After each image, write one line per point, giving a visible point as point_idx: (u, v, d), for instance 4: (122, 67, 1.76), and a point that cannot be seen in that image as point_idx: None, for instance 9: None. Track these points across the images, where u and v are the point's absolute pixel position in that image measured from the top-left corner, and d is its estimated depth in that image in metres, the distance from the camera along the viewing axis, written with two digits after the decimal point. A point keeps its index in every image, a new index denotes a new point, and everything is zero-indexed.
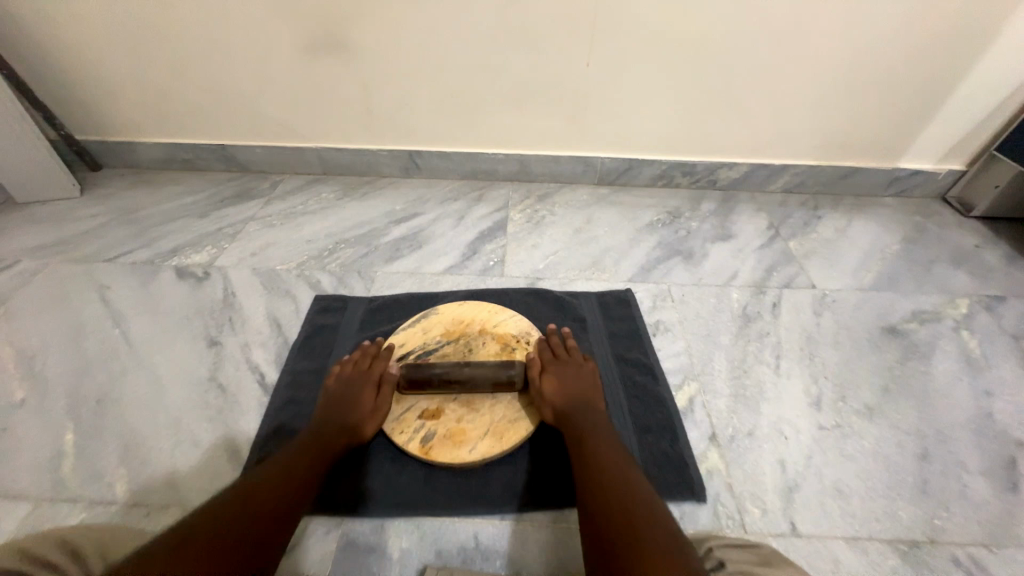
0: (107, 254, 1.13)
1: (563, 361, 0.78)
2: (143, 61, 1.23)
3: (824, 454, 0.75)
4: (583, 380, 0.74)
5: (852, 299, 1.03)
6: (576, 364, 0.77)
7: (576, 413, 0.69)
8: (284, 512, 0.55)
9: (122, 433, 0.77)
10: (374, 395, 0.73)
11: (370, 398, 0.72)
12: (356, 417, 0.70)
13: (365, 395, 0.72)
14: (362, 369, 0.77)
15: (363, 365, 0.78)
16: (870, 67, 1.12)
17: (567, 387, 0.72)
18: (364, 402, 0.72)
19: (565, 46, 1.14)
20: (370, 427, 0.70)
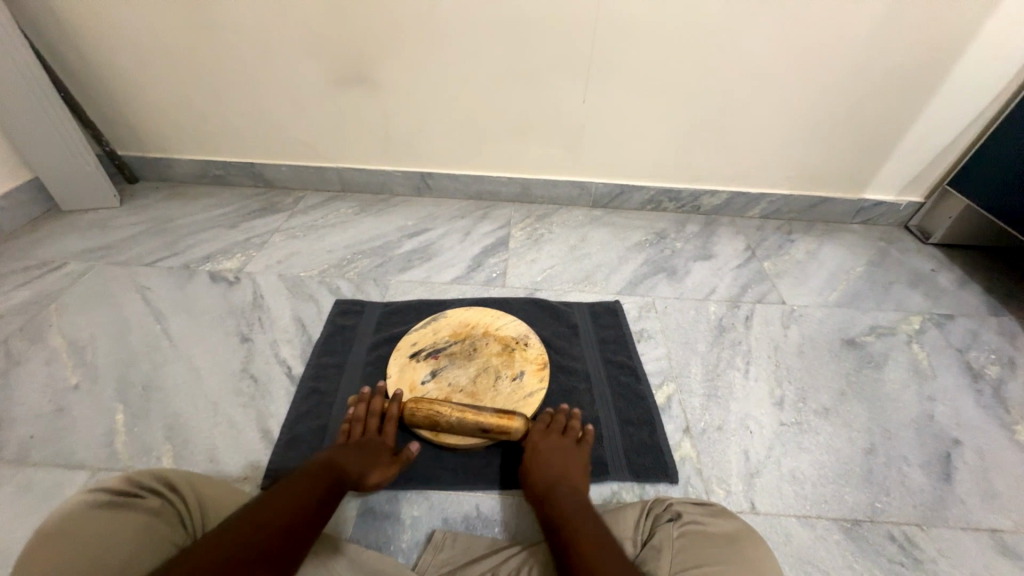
0: (146, 259, 1.25)
1: (552, 441, 0.76)
2: (187, 86, 1.38)
3: (783, 446, 0.85)
4: (566, 462, 0.73)
5: (816, 314, 1.15)
6: (565, 446, 0.75)
7: (555, 493, 0.67)
8: (311, 517, 0.57)
9: (167, 414, 0.87)
10: (388, 458, 0.74)
11: (385, 458, 0.74)
12: (365, 464, 0.70)
13: (381, 455, 0.73)
14: (372, 434, 0.77)
15: (372, 428, 0.78)
16: (833, 109, 1.28)
17: (550, 468, 0.71)
18: (380, 460, 0.73)
19: (564, 86, 1.29)
20: (379, 477, 0.72)
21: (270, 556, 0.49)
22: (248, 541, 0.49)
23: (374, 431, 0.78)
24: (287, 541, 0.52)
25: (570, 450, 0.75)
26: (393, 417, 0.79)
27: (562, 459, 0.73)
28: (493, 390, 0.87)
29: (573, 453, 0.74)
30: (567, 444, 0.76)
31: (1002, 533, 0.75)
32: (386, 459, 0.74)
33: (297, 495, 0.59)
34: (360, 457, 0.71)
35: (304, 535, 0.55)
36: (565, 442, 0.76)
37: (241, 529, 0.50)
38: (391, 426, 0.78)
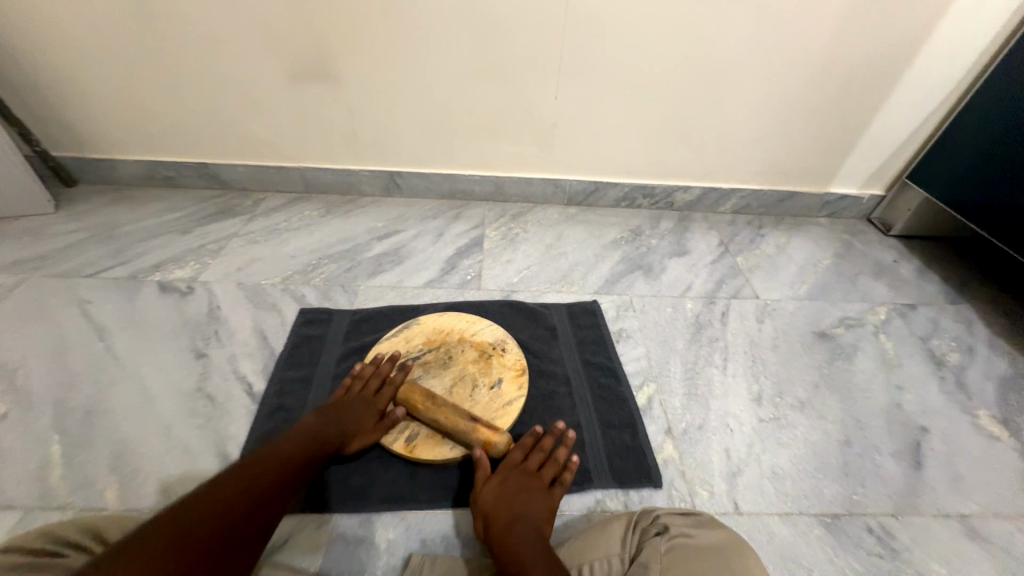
0: (86, 270, 1.14)
1: (524, 470, 0.71)
2: (129, 80, 1.26)
3: (763, 442, 0.86)
4: (528, 504, 0.67)
5: (789, 307, 1.17)
6: (533, 488, 0.69)
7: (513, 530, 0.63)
8: (291, 480, 0.62)
9: (112, 442, 0.79)
10: (372, 424, 0.76)
11: (369, 424, 0.76)
12: (349, 429, 0.74)
13: (365, 420, 0.76)
14: (369, 393, 0.79)
15: (372, 389, 0.79)
16: (800, 105, 1.29)
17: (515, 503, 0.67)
18: (362, 427, 0.75)
19: (536, 81, 1.25)
20: (356, 444, 0.74)
21: (242, 522, 0.52)
22: (223, 510, 0.51)
23: (371, 392, 0.79)
24: (246, 530, 0.52)
25: (538, 492, 0.69)
26: (394, 384, 0.80)
27: (525, 498, 0.68)
28: (471, 400, 0.84)
29: (539, 498, 0.69)
30: (536, 482, 0.70)
31: (970, 518, 0.78)
32: (369, 427, 0.76)
33: (257, 479, 0.58)
34: (345, 421, 0.74)
35: (262, 522, 0.54)
36: (537, 478, 0.71)
37: (227, 488, 0.54)
38: (389, 391, 0.79)
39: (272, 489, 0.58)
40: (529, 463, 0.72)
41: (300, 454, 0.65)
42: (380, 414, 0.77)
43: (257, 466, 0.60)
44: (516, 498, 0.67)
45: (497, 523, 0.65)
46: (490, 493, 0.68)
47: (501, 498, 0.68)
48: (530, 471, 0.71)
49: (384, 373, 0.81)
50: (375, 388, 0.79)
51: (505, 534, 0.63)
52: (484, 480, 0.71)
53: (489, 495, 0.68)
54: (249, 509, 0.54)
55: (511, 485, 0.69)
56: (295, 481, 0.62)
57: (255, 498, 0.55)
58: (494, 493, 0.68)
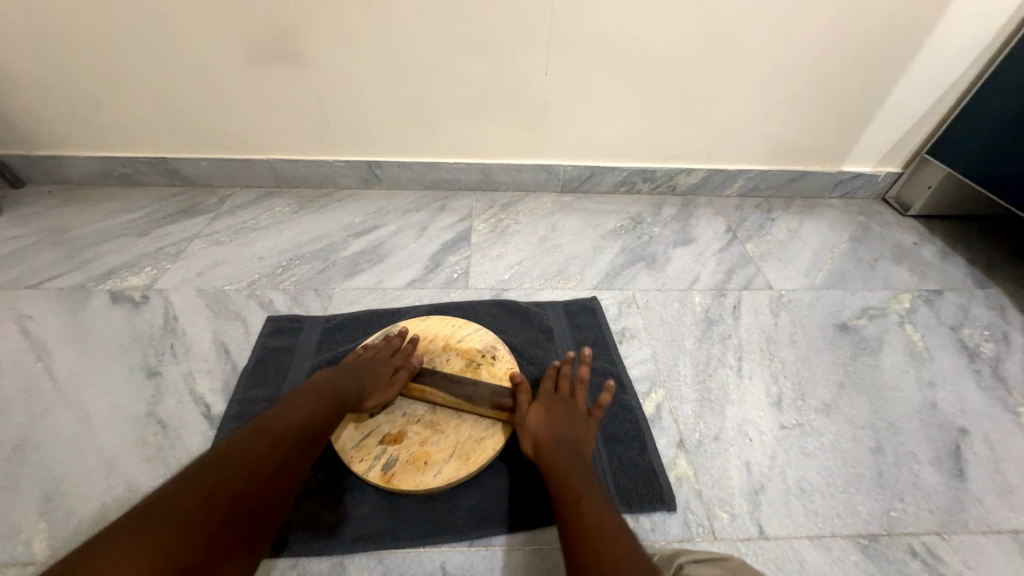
0: (29, 280, 1.03)
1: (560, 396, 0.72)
2: (68, 67, 1.13)
3: (787, 453, 0.77)
4: (574, 428, 0.68)
5: (806, 298, 1.07)
6: (572, 409, 0.71)
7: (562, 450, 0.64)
8: (298, 454, 0.58)
9: (44, 481, 0.69)
10: (387, 385, 0.72)
11: (385, 378, 0.72)
12: (365, 388, 0.70)
13: (381, 373, 0.72)
14: (382, 355, 0.76)
15: (386, 351, 0.77)
16: (813, 76, 1.18)
17: (558, 425, 0.68)
18: (377, 385, 0.71)
19: (522, 55, 1.13)
20: (373, 402, 0.70)
21: (237, 506, 0.49)
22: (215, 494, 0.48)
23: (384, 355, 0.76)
24: (241, 525, 0.48)
25: (580, 419, 0.69)
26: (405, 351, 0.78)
27: (567, 421, 0.68)
28: (457, 417, 0.73)
29: (584, 424, 0.69)
30: (579, 411, 0.71)
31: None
32: (385, 380, 0.72)
33: (259, 456, 0.54)
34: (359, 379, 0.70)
35: (261, 513, 0.51)
36: (574, 403, 0.72)
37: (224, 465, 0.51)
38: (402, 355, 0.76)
39: (277, 473, 0.54)
40: (569, 394, 0.73)
41: (308, 426, 0.60)
42: (396, 370, 0.74)
43: (260, 445, 0.55)
44: (561, 423, 0.68)
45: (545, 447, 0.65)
46: (537, 417, 0.69)
47: (547, 422, 0.68)
48: (571, 401, 0.72)
49: (398, 339, 0.80)
50: (390, 349, 0.77)
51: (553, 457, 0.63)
52: (526, 408, 0.71)
53: (534, 422, 0.69)
54: (247, 501, 0.50)
55: (555, 411, 0.70)
56: (303, 458, 0.58)
57: (255, 487, 0.51)
58: (540, 418, 0.69)
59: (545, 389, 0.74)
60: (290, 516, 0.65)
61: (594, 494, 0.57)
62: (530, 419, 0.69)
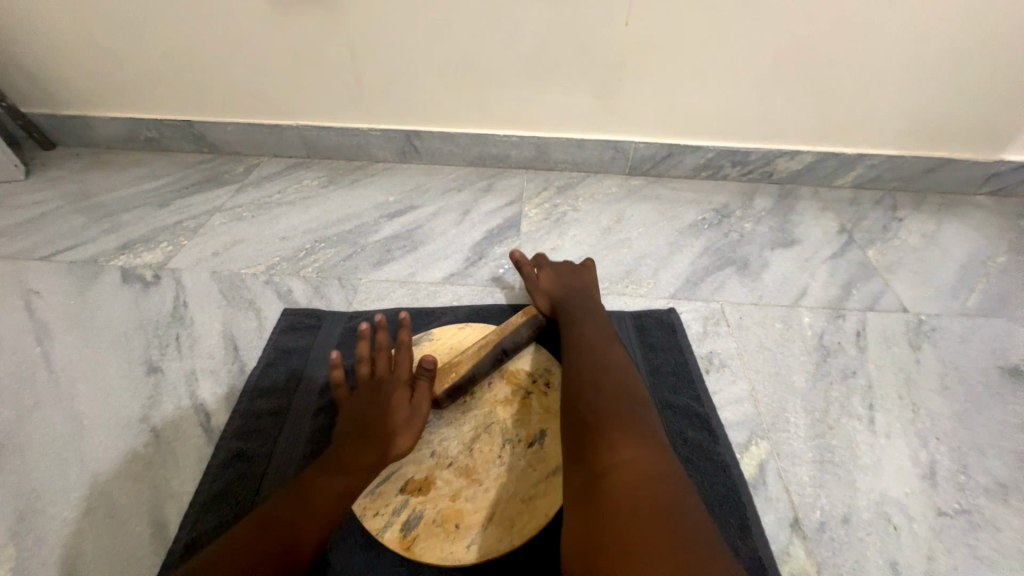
0: (43, 250, 0.95)
1: (560, 264, 0.80)
2: (86, 14, 1.02)
3: (950, 555, 0.55)
4: (583, 286, 0.75)
5: (957, 328, 0.81)
6: (573, 269, 0.79)
7: (571, 298, 0.72)
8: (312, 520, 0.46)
9: (21, 494, 0.60)
10: (412, 419, 0.56)
11: (401, 404, 0.57)
12: (384, 432, 0.54)
13: (395, 400, 0.57)
14: (382, 374, 0.61)
15: (383, 368, 0.62)
16: (991, 30, 0.88)
17: (563, 280, 0.76)
18: (396, 423, 0.56)
19: (598, 2, 0.90)
20: (404, 441, 0.55)
21: None
22: None
23: (386, 372, 0.61)
24: None
25: (584, 276, 0.77)
26: (404, 351, 0.63)
27: (570, 277, 0.76)
28: (499, 465, 0.57)
29: (587, 279, 0.77)
30: (588, 276, 0.78)
31: None
32: (408, 417, 0.56)
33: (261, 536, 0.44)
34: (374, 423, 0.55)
35: None
36: (573, 267, 0.80)
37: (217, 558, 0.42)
38: (403, 360, 0.62)
39: None
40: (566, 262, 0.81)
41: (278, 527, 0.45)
42: (411, 389, 0.59)
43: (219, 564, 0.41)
44: (567, 279, 0.76)
45: (556, 295, 0.73)
46: (549, 279, 0.76)
47: (558, 282, 0.75)
48: (576, 267, 0.80)
49: (383, 340, 0.65)
50: (388, 364, 0.62)
51: (563, 302, 0.71)
52: (536, 277, 0.77)
53: (546, 283, 0.76)
54: None
55: (566, 275, 0.77)
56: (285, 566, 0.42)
57: None
58: (550, 278, 0.76)
59: (556, 263, 0.80)
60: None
61: (595, 331, 0.63)
62: (543, 280, 0.76)
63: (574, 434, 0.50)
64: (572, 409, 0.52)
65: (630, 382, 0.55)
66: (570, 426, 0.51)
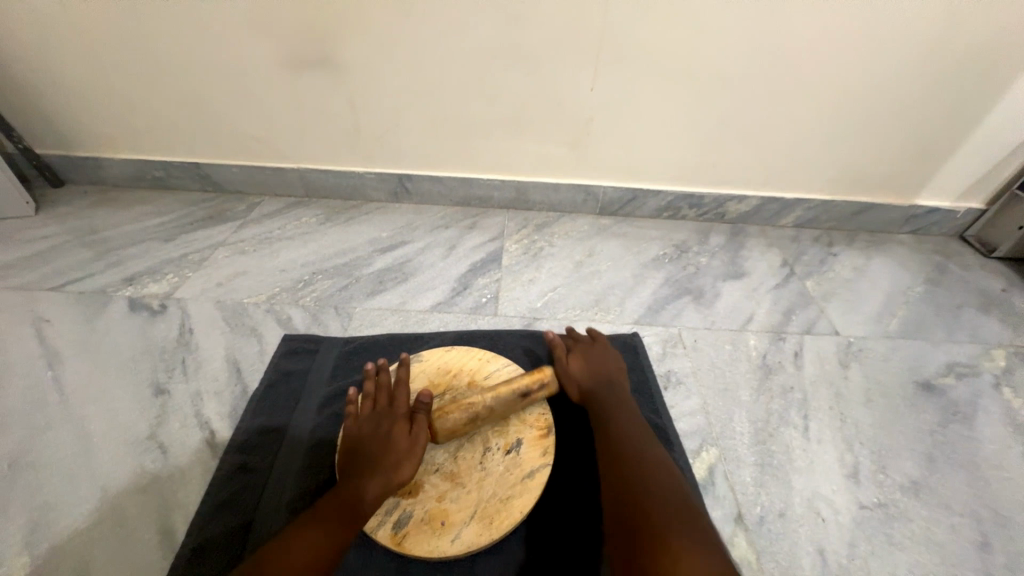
0: (53, 281, 1.01)
1: (588, 344, 0.81)
2: (109, 68, 1.13)
3: (869, 543, 0.64)
4: (611, 371, 0.75)
5: (880, 349, 0.94)
6: (601, 350, 0.79)
7: (601, 386, 0.73)
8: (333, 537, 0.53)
9: (34, 507, 0.64)
10: (411, 451, 0.61)
11: (404, 437, 0.61)
12: (387, 463, 0.59)
13: (398, 434, 0.62)
14: (383, 408, 0.66)
15: (384, 403, 0.67)
16: (891, 99, 1.06)
17: (594, 365, 0.76)
18: (397, 454, 0.60)
19: (568, 70, 1.06)
20: (406, 471, 0.59)
21: None
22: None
23: (386, 406, 0.67)
24: None
25: (614, 360, 0.78)
26: (404, 389, 0.68)
27: (600, 361, 0.77)
28: (480, 469, 0.64)
29: (617, 363, 0.78)
30: (614, 358, 0.78)
31: None
32: (408, 449, 0.61)
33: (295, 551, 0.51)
34: (378, 457, 0.60)
35: None
36: (598, 345, 0.80)
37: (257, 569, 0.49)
38: (403, 396, 0.67)
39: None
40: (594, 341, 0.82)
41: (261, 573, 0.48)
42: (411, 422, 0.64)
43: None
44: (597, 364, 0.76)
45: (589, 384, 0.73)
46: (578, 363, 0.76)
47: (587, 365, 0.76)
48: (603, 348, 0.80)
49: (387, 379, 0.70)
50: (388, 399, 0.68)
51: (594, 391, 0.72)
52: (564, 356, 0.78)
53: (575, 366, 0.76)
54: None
55: (596, 358, 0.77)
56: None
57: None
58: (579, 362, 0.77)
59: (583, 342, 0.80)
60: None
61: (632, 427, 0.65)
62: (573, 364, 0.76)
63: (632, 541, 0.50)
64: (623, 512, 0.53)
65: (677, 485, 0.56)
66: (626, 533, 0.52)
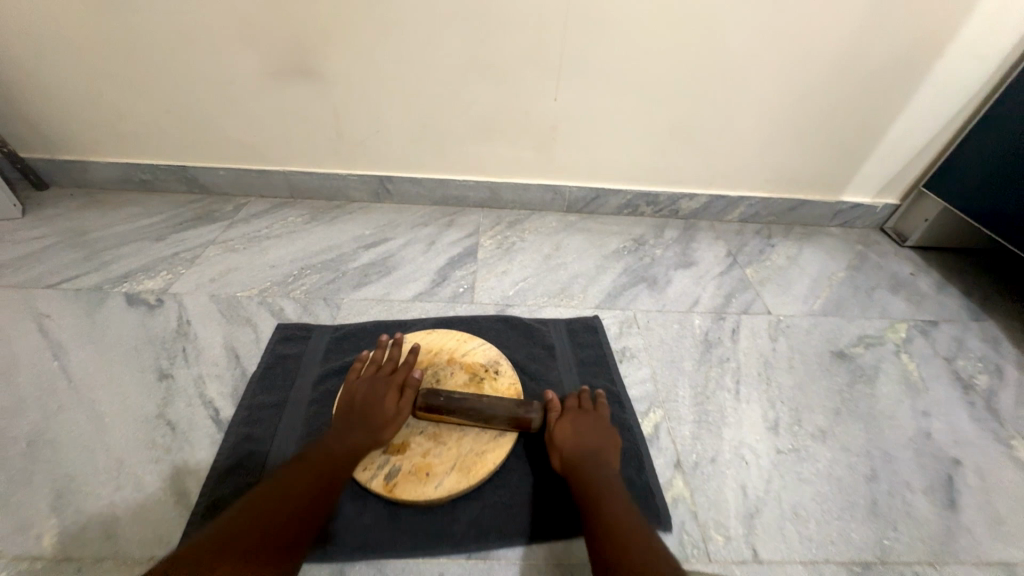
0: (48, 279, 1.06)
1: (582, 412, 0.75)
2: (97, 75, 1.18)
3: (782, 478, 0.78)
4: (601, 442, 0.71)
5: (804, 324, 1.09)
6: (593, 420, 0.74)
7: (591, 464, 0.68)
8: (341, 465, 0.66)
9: (56, 478, 0.71)
10: (394, 416, 0.71)
11: (392, 402, 0.72)
12: (375, 422, 0.70)
13: (388, 399, 0.72)
14: (383, 374, 0.76)
15: (385, 370, 0.77)
16: (815, 108, 1.22)
17: (586, 438, 0.71)
18: (384, 417, 0.70)
19: (534, 81, 1.18)
20: (388, 433, 0.70)
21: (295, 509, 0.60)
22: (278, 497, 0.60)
23: (386, 372, 0.76)
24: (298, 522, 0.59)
25: (606, 432, 0.73)
26: (406, 364, 0.78)
27: (592, 434, 0.72)
28: (460, 430, 0.75)
29: (609, 436, 0.72)
30: (603, 424, 0.74)
31: (1015, 567, 0.70)
32: (393, 415, 0.71)
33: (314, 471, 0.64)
34: (367, 418, 0.70)
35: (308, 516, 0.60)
36: (591, 413, 0.75)
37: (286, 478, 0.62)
38: (403, 370, 0.76)
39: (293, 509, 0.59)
40: (588, 408, 0.76)
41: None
42: (401, 392, 0.74)
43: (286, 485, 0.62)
44: (588, 436, 0.71)
45: (577, 462, 0.69)
46: (565, 434, 0.71)
47: (576, 437, 0.71)
48: (596, 416, 0.75)
49: (394, 352, 0.79)
50: (390, 367, 0.77)
51: (583, 471, 0.67)
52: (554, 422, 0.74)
53: (564, 437, 0.71)
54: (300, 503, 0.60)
55: (587, 430, 0.72)
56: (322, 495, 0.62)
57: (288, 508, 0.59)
58: (569, 433, 0.72)
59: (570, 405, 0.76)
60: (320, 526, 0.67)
61: (625, 517, 0.61)
62: (561, 435, 0.71)
63: None
64: None
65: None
66: None
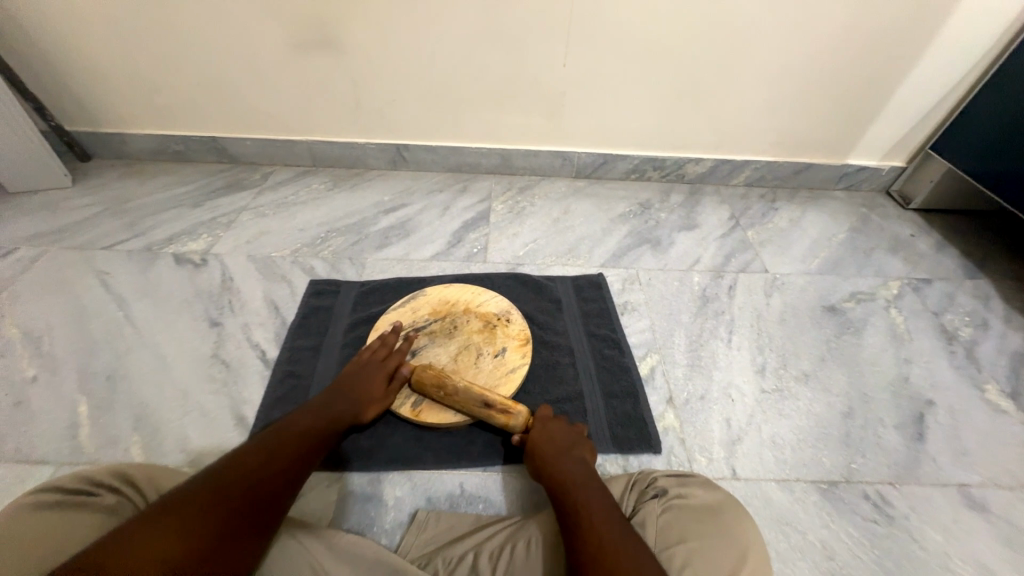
0: (103, 242, 1.18)
1: (554, 423, 0.73)
2: (133, 50, 1.25)
3: (764, 412, 0.87)
4: (575, 445, 0.69)
5: (799, 282, 1.15)
6: (567, 429, 0.73)
7: (565, 465, 0.66)
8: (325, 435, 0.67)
9: (134, 404, 0.84)
10: (379, 398, 0.76)
11: (380, 389, 0.77)
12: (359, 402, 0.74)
13: (376, 385, 0.76)
14: (378, 358, 0.80)
15: (379, 355, 0.81)
16: (822, 71, 1.23)
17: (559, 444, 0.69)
18: (370, 398, 0.75)
19: (544, 48, 1.21)
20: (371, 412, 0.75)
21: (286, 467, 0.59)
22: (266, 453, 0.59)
23: (381, 356, 0.81)
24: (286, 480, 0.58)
25: (580, 441, 0.71)
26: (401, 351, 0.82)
27: (565, 441, 0.70)
28: (475, 367, 0.85)
29: (583, 446, 0.70)
30: (577, 436, 0.72)
31: (970, 487, 0.79)
32: (378, 398, 0.76)
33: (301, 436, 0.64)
34: (353, 396, 0.74)
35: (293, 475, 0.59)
36: (565, 425, 0.73)
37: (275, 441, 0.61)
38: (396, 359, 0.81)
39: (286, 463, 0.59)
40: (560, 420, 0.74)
41: (202, 535, 0.45)
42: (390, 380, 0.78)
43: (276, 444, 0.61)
44: (561, 442, 0.70)
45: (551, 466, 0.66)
46: (540, 438, 0.70)
47: (549, 441, 0.70)
48: (569, 427, 0.73)
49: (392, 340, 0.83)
50: (385, 352, 0.81)
51: (558, 472, 0.65)
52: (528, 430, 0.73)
53: (537, 442, 0.70)
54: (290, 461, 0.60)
55: (559, 437, 0.70)
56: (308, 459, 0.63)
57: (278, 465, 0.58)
58: (542, 438, 0.70)
59: (543, 414, 0.74)
60: (358, 444, 0.79)
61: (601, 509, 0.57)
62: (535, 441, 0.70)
63: None
64: None
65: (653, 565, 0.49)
66: None
